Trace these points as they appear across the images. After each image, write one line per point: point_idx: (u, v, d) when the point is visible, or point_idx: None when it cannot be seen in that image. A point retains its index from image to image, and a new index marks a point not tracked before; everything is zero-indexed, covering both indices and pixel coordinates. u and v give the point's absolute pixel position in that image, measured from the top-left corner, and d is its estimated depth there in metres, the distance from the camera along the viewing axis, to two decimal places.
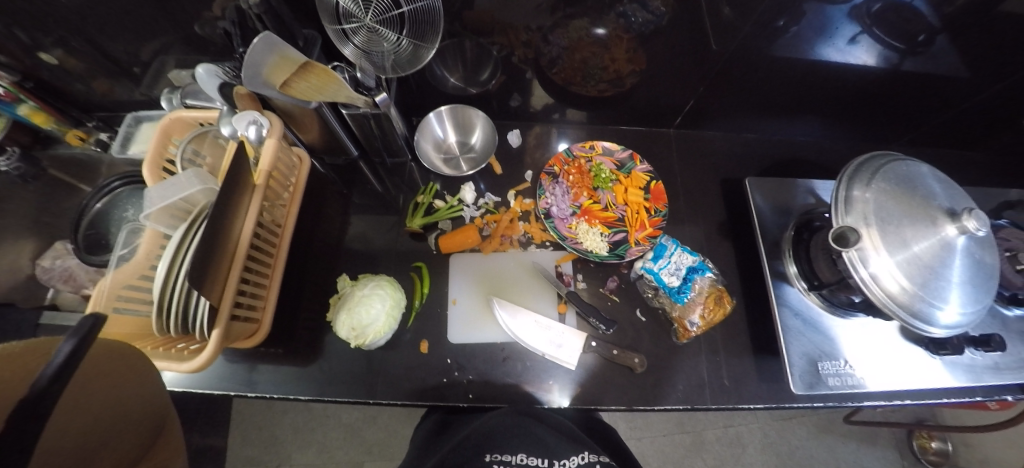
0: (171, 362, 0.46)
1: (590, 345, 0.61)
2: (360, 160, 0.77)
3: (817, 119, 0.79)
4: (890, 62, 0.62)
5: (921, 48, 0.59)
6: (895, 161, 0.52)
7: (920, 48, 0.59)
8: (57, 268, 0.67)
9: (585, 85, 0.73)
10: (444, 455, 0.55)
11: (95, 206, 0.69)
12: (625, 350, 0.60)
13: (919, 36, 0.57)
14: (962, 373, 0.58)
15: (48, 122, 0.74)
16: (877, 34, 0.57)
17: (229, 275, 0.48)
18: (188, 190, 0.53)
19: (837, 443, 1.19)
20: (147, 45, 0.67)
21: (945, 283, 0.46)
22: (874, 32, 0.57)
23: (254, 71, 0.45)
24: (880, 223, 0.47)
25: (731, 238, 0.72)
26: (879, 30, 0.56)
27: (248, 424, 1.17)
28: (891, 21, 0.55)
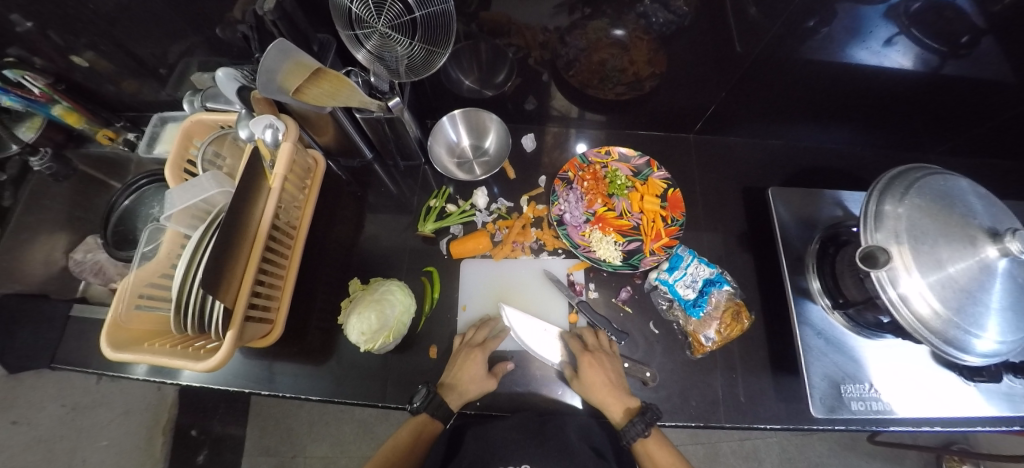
0: (187, 361, 0.48)
1: None
2: (374, 162, 0.78)
3: (848, 125, 0.75)
4: (930, 65, 0.57)
5: (964, 50, 0.54)
6: (933, 174, 0.49)
7: (963, 50, 0.54)
8: (88, 262, 0.71)
9: (602, 87, 0.71)
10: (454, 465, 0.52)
11: (124, 203, 0.72)
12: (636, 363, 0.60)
13: (962, 38, 0.52)
14: (1000, 401, 0.55)
15: (80, 121, 0.76)
16: (915, 35, 0.52)
17: (244, 278, 0.49)
18: (208, 192, 0.54)
19: (859, 461, 1.15)
20: (172, 48, 0.69)
21: (983, 308, 0.43)
22: (913, 33, 0.52)
23: (268, 77, 0.45)
24: (914, 241, 0.44)
25: (751, 249, 0.70)
26: (920, 32, 0.52)
27: (267, 418, 1.24)
28: (935, 23, 0.50)
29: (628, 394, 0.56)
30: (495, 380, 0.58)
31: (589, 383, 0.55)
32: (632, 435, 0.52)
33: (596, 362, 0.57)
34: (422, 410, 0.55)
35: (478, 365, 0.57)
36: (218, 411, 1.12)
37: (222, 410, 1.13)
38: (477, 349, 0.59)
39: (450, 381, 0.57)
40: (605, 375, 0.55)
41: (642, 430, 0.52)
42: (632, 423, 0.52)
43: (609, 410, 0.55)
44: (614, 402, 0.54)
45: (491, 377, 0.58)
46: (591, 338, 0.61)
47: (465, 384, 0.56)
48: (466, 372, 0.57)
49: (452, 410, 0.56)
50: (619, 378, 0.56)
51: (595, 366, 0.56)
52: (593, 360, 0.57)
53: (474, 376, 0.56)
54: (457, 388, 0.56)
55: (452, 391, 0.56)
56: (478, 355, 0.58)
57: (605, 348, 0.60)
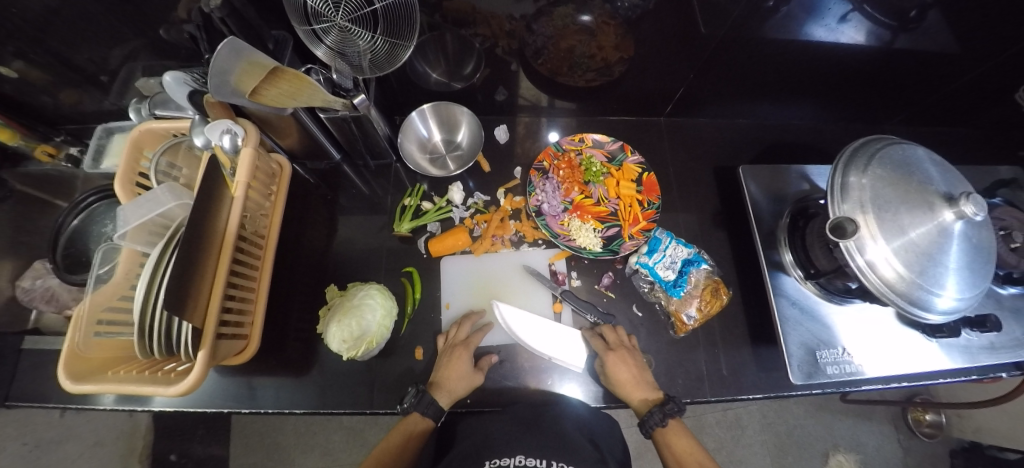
0: (156, 387, 0.45)
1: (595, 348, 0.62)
2: (343, 163, 0.75)
3: (810, 101, 0.77)
4: (882, 40, 0.60)
5: (913, 24, 0.56)
6: (892, 145, 0.51)
7: (911, 24, 0.56)
8: (37, 288, 0.66)
9: (572, 75, 0.71)
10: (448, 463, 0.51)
11: (72, 223, 0.66)
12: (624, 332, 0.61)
13: (911, 12, 0.54)
14: (959, 354, 0.58)
15: (14, 138, 0.69)
16: (867, 11, 0.54)
17: (212, 294, 0.46)
18: (165, 206, 0.51)
19: (834, 420, 1.21)
20: (112, 52, 0.64)
21: (942, 269, 0.45)
22: (865, 9, 0.54)
23: (221, 79, 0.42)
24: (877, 210, 0.46)
25: (725, 227, 0.71)
26: (871, 7, 0.54)
27: (251, 433, 1.15)
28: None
29: (649, 386, 0.57)
30: (482, 375, 0.58)
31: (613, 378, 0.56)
32: (651, 425, 0.54)
33: (621, 359, 0.56)
34: (412, 409, 0.54)
35: (464, 362, 0.57)
36: (197, 432, 1.10)
37: (202, 431, 1.11)
38: (461, 347, 0.59)
39: (437, 381, 0.56)
40: (629, 371, 0.55)
41: (660, 421, 0.53)
42: (650, 414, 0.54)
43: (631, 399, 0.56)
44: (636, 395, 0.55)
45: (476, 372, 0.57)
46: (612, 336, 0.60)
47: (450, 381, 0.55)
48: (451, 371, 0.56)
49: (443, 408, 0.54)
50: (642, 373, 0.57)
51: (620, 363, 0.56)
52: (617, 358, 0.57)
53: (459, 373, 0.56)
54: (444, 387, 0.55)
55: (439, 390, 0.55)
56: (462, 353, 0.58)
57: (625, 343, 0.59)
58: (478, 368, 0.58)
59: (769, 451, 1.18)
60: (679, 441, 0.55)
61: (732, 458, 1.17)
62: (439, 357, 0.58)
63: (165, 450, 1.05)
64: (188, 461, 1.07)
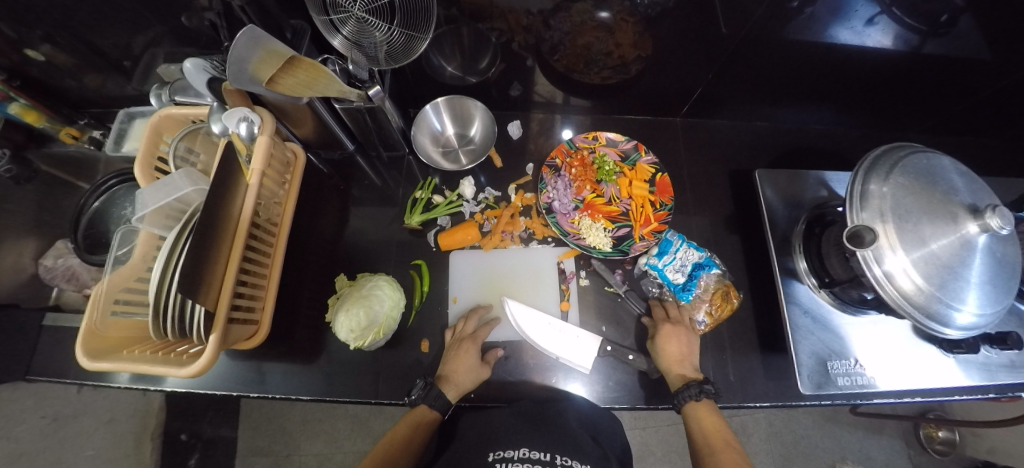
0: (169, 368, 0.46)
1: (604, 349, 0.59)
2: (357, 154, 0.75)
3: (832, 105, 0.75)
4: (911, 44, 0.58)
5: (943, 28, 0.54)
6: (916, 153, 0.50)
7: (942, 28, 0.54)
8: (59, 267, 0.68)
9: (588, 72, 0.70)
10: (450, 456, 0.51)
11: (94, 205, 0.68)
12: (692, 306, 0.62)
13: (942, 15, 0.52)
14: (977, 372, 0.57)
15: (40, 120, 0.70)
16: (896, 14, 0.52)
17: (225, 279, 0.47)
18: (182, 190, 0.52)
19: (842, 432, 1.19)
20: (136, 39, 0.65)
21: (964, 283, 0.44)
22: (894, 13, 0.52)
23: (238, 67, 0.42)
24: (898, 220, 0.45)
25: (738, 231, 0.70)
26: (901, 10, 0.52)
27: (258, 417, 1.22)
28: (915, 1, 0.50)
29: (692, 368, 0.57)
30: (488, 370, 0.58)
31: (662, 346, 0.57)
32: (684, 397, 0.54)
33: (675, 333, 0.58)
34: (419, 401, 0.55)
35: (471, 356, 0.57)
36: (207, 414, 1.13)
37: (212, 413, 1.14)
38: (469, 341, 0.59)
39: (445, 374, 0.56)
40: (679, 344, 0.57)
41: (695, 394, 0.53)
42: (688, 386, 0.54)
43: (670, 373, 0.56)
44: (678, 368, 0.56)
45: (485, 366, 0.58)
46: (673, 310, 0.61)
47: (458, 374, 0.56)
48: (461, 364, 0.56)
49: (449, 401, 0.55)
50: (691, 354, 0.57)
51: (672, 336, 0.58)
52: (672, 330, 0.58)
53: (466, 366, 0.56)
54: (452, 381, 0.56)
55: (447, 383, 0.55)
56: (468, 348, 0.58)
57: (685, 322, 0.60)
58: (485, 361, 0.59)
59: (774, 460, 1.17)
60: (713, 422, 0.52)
61: None
62: (447, 352, 0.58)
63: (175, 429, 1.03)
64: (198, 440, 1.09)
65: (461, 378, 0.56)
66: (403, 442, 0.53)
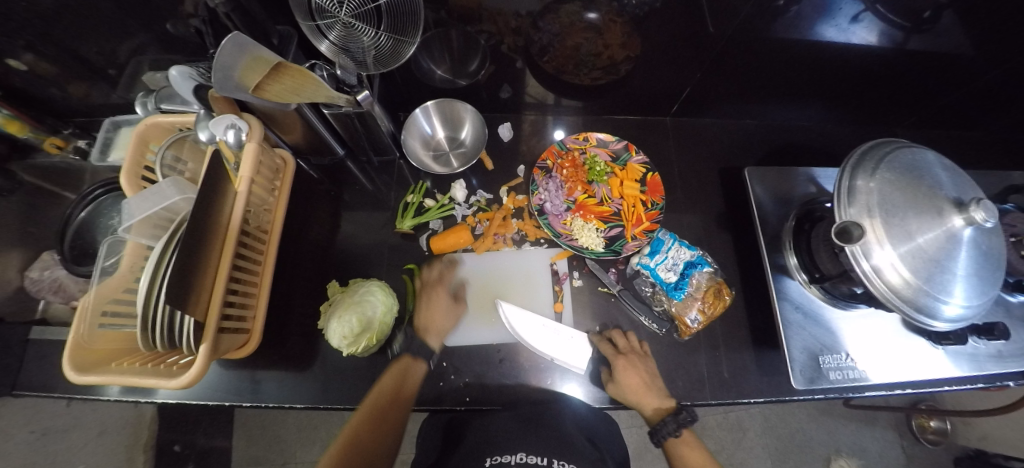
0: (159, 379, 0.45)
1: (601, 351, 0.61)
2: (347, 159, 0.74)
3: (819, 102, 0.76)
4: (895, 41, 0.59)
5: (928, 24, 0.55)
6: (902, 148, 0.50)
7: (926, 24, 0.55)
8: (46, 279, 0.67)
9: (578, 73, 0.70)
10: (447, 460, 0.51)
11: (80, 215, 0.67)
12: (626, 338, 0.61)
13: (925, 12, 0.53)
14: (965, 362, 0.57)
15: (23, 130, 0.69)
16: (880, 11, 0.53)
17: (214, 289, 0.47)
18: (169, 199, 0.51)
19: (837, 424, 1.20)
20: (120, 47, 0.64)
21: (950, 276, 0.45)
22: (878, 9, 0.53)
23: (225, 75, 0.42)
24: (885, 215, 0.45)
25: (729, 229, 0.71)
26: (885, 7, 0.53)
27: (253, 425, 1.22)
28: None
29: (661, 395, 0.55)
30: (462, 306, 0.65)
31: (623, 382, 0.55)
32: (663, 434, 0.53)
33: (630, 364, 0.56)
34: (404, 354, 0.58)
35: (443, 300, 0.63)
36: (201, 424, 1.11)
37: (206, 423, 1.12)
38: (438, 286, 0.64)
39: (423, 325, 0.61)
40: (640, 376, 0.55)
41: (674, 430, 0.52)
42: (664, 423, 0.53)
43: (642, 407, 0.54)
44: (648, 401, 0.54)
45: (458, 304, 0.64)
46: (622, 341, 0.60)
47: (435, 322, 0.61)
48: (433, 309, 0.62)
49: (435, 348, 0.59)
50: (654, 380, 0.56)
51: (630, 368, 0.56)
52: (626, 362, 0.57)
53: (441, 311, 0.62)
54: (433, 328, 0.61)
55: (424, 331, 0.60)
56: (439, 296, 0.63)
57: (636, 349, 0.59)
58: (458, 299, 0.65)
59: (770, 454, 1.17)
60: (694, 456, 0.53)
61: (733, 461, 1.16)
62: (420, 298, 0.63)
63: (168, 440, 1.01)
64: (192, 451, 1.06)
65: (440, 325, 0.61)
66: (391, 396, 0.53)
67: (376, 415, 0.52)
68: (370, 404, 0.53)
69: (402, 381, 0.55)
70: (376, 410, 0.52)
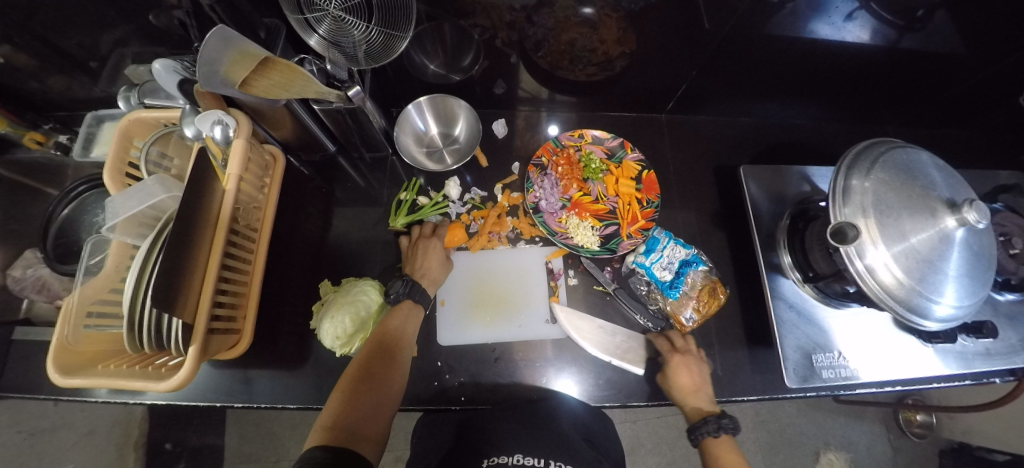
0: (146, 383, 0.45)
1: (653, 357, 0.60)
2: (338, 155, 0.73)
3: (814, 100, 0.76)
4: (888, 40, 0.58)
5: (920, 24, 0.55)
6: (896, 149, 0.51)
7: (919, 24, 0.55)
8: (29, 278, 0.65)
9: (573, 69, 0.70)
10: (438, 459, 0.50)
11: (63, 212, 0.65)
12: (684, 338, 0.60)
13: (918, 11, 0.53)
14: (953, 360, 0.59)
15: (2, 125, 0.67)
16: (874, 8, 0.53)
17: (203, 289, 0.46)
18: (155, 198, 0.50)
19: (826, 418, 1.23)
20: (102, 38, 0.62)
21: (942, 276, 0.45)
22: (872, 7, 0.52)
23: (210, 70, 0.41)
24: (879, 215, 0.46)
25: (724, 227, 0.71)
26: (878, 5, 0.52)
27: (248, 420, 1.16)
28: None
29: (709, 400, 0.55)
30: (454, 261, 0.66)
31: (672, 378, 0.55)
32: (702, 432, 0.51)
33: (684, 362, 0.56)
34: (403, 297, 0.57)
35: (439, 252, 0.63)
36: (193, 422, 1.08)
37: (197, 421, 1.09)
38: (433, 239, 0.64)
39: (421, 273, 0.61)
40: (691, 376, 0.55)
41: (714, 430, 0.51)
42: (705, 421, 0.51)
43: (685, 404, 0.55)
44: (694, 401, 0.54)
45: (450, 258, 0.66)
46: (680, 341, 0.59)
47: (432, 269, 0.62)
48: (431, 260, 0.62)
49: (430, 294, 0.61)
50: (704, 383, 0.56)
51: (682, 366, 0.56)
52: (681, 360, 0.57)
53: (438, 261, 0.63)
54: (428, 276, 0.61)
55: (423, 277, 0.61)
56: (437, 247, 0.64)
57: (692, 351, 0.58)
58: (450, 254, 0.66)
59: (761, 448, 1.19)
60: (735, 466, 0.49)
61: None
62: (413, 251, 0.63)
63: (160, 438, 1.04)
64: (184, 449, 1.06)
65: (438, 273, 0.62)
66: (393, 342, 0.53)
67: (383, 354, 0.51)
68: (375, 344, 0.52)
69: (404, 321, 0.56)
70: (382, 349, 0.52)
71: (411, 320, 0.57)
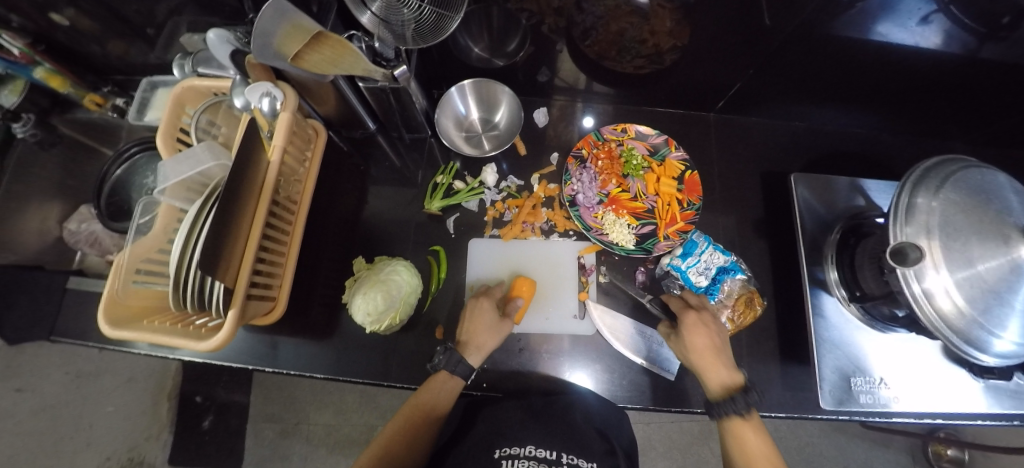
0: (188, 341, 0.46)
1: None
2: (378, 134, 0.73)
3: (876, 109, 0.70)
4: (966, 47, 0.51)
5: (1004, 32, 0.47)
6: (969, 168, 0.46)
7: (1003, 31, 0.47)
8: (82, 231, 0.70)
9: (619, 60, 0.67)
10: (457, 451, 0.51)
11: (115, 173, 0.69)
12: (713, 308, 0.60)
13: (1002, 18, 0.45)
14: (1006, 399, 0.54)
15: (65, 85, 0.70)
16: (953, 13, 0.46)
17: (244, 256, 0.47)
18: (204, 164, 0.51)
19: (849, 442, 1.18)
20: (162, 5, 0.64)
21: (1011, 310, 0.41)
22: (952, 11, 0.46)
23: (264, 42, 0.41)
24: (944, 238, 0.42)
25: (767, 236, 0.68)
26: (959, 9, 0.45)
27: (272, 384, 1.25)
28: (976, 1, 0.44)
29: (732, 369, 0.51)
30: (509, 320, 0.58)
31: (690, 344, 0.53)
32: (728, 409, 0.48)
33: (700, 322, 0.54)
34: (441, 366, 0.53)
35: (487, 315, 0.58)
36: (222, 378, 1.16)
37: (226, 379, 1.18)
38: (484, 299, 0.59)
39: (465, 339, 0.56)
40: (709, 338, 0.52)
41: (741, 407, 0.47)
42: (733, 399, 0.47)
43: (707, 377, 0.51)
44: (715, 370, 0.51)
45: (504, 321, 0.58)
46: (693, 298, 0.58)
47: (477, 335, 0.56)
48: (476, 321, 0.57)
49: (472, 366, 0.54)
50: (723, 346, 0.53)
51: (699, 327, 0.53)
52: (696, 320, 0.54)
53: (484, 325, 0.56)
54: (472, 343, 0.55)
55: (467, 345, 0.55)
56: (483, 310, 0.58)
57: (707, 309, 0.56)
58: (505, 316, 0.59)
59: None
60: (756, 446, 0.46)
61: None
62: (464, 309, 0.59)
63: (191, 391, 1.11)
64: (212, 403, 1.15)
65: (484, 341, 0.56)
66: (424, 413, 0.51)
67: (413, 428, 0.51)
68: (409, 418, 0.51)
69: (443, 396, 0.53)
70: (415, 425, 0.51)
71: (449, 395, 0.53)
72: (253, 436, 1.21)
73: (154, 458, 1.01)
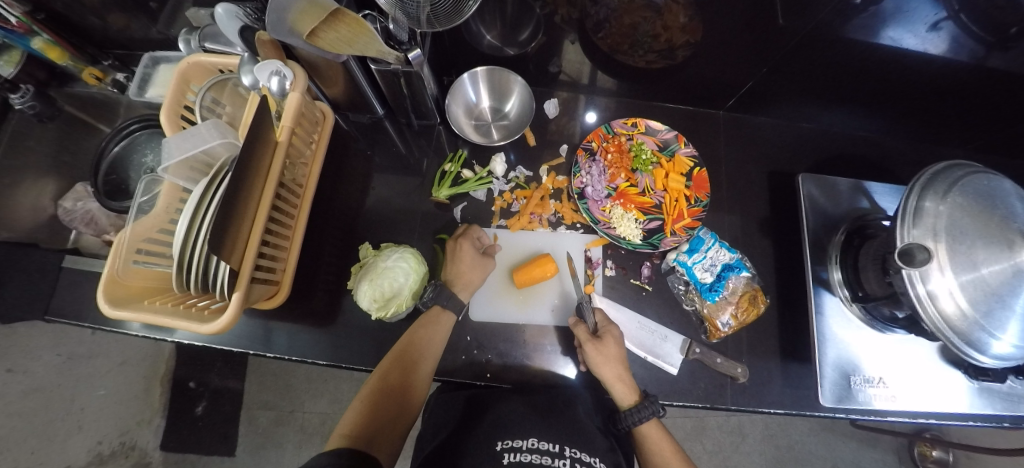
0: (190, 324, 0.45)
1: (693, 350, 0.59)
2: (385, 119, 0.74)
3: (881, 114, 0.71)
4: (974, 56, 0.51)
5: (1012, 42, 0.47)
6: (976, 173, 0.46)
7: (1012, 42, 0.47)
8: (78, 210, 0.67)
9: (632, 54, 0.67)
10: (457, 441, 0.51)
11: (114, 150, 0.67)
12: (716, 306, 0.61)
13: (1011, 29, 0.45)
14: (997, 401, 0.55)
15: (64, 58, 0.69)
16: (963, 22, 0.47)
17: (251, 238, 0.46)
18: (209, 143, 0.49)
19: (837, 441, 1.21)
20: None
21: (1010, 312, 0.42)
22: (961, 19, 0.46)
23: (278, 18, 0.42)
24: (951, 240, 0.42)
25: (771, 235, 0.68)
26: (970, 17, 0.46)
27: (265, 371, 1.21)
28: (986, 12, 0.44)
29: (631, 386, 0.54)
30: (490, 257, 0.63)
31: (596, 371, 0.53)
32: (632, 421, 0.52)
33: (600, 352, 0.53)
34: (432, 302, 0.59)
35: (470, 253, 0.61)
36: (216, 365, 1.18)
37: (220, 365, 1.18)
38: (465, 241, 0.62)
39: (451, 277, 0.60)
40: (613, 364, 0.53)
41: (643, 417, 0.51)
42: (637, 411, 0.52)
43: (618, 391, 0.54)
44: (621, 390, 0.53)
45: (486, 257, 0.62)
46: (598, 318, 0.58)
47: (465, 275, 0.60)
48: (459, 263, 0.60)
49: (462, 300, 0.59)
50: (626, 369, 0.54)
51: (603, 360, 0.53)
52: (596, 350, 0.54)
53: (471, 265, 0.61)
54: (461, 281, 0.60)
55: (458, 286, 0.59)
56: (466, 246, 0.61)
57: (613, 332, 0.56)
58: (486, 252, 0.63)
59: (765, 461, 1.19)
60: (659, 435, 0.53)
61: (727, 462, 1.18)
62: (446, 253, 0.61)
63: (185, 377, 1.15)
64: (206, 389, 1.16)
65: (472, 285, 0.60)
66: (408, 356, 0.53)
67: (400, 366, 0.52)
68: (399, 353, 0.53)
69: (433, 331, 0.56)
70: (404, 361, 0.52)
71: (438, 330, 0.56)
72: (245, 423, 1.17)
73: (145, 442, 1.08)
